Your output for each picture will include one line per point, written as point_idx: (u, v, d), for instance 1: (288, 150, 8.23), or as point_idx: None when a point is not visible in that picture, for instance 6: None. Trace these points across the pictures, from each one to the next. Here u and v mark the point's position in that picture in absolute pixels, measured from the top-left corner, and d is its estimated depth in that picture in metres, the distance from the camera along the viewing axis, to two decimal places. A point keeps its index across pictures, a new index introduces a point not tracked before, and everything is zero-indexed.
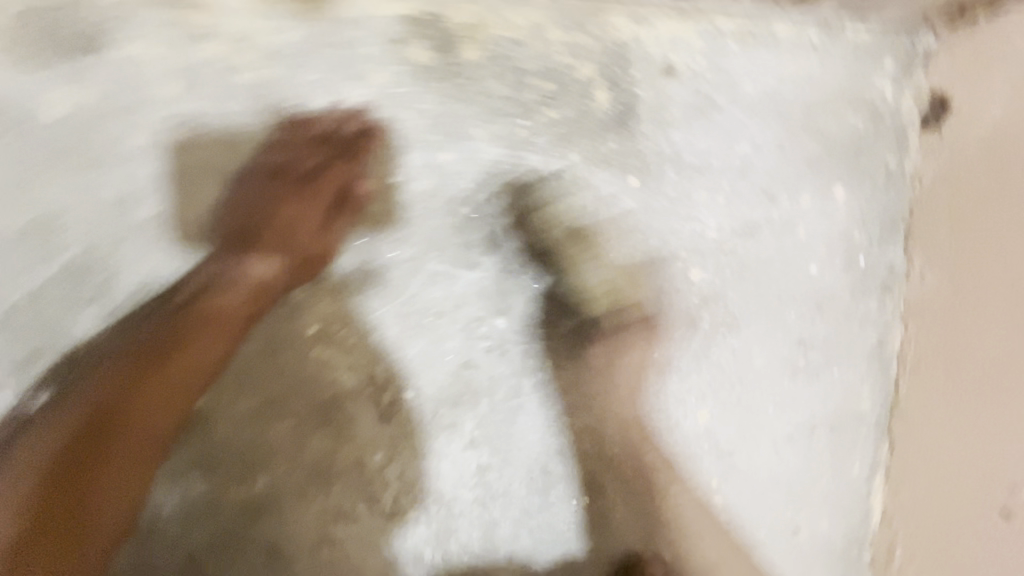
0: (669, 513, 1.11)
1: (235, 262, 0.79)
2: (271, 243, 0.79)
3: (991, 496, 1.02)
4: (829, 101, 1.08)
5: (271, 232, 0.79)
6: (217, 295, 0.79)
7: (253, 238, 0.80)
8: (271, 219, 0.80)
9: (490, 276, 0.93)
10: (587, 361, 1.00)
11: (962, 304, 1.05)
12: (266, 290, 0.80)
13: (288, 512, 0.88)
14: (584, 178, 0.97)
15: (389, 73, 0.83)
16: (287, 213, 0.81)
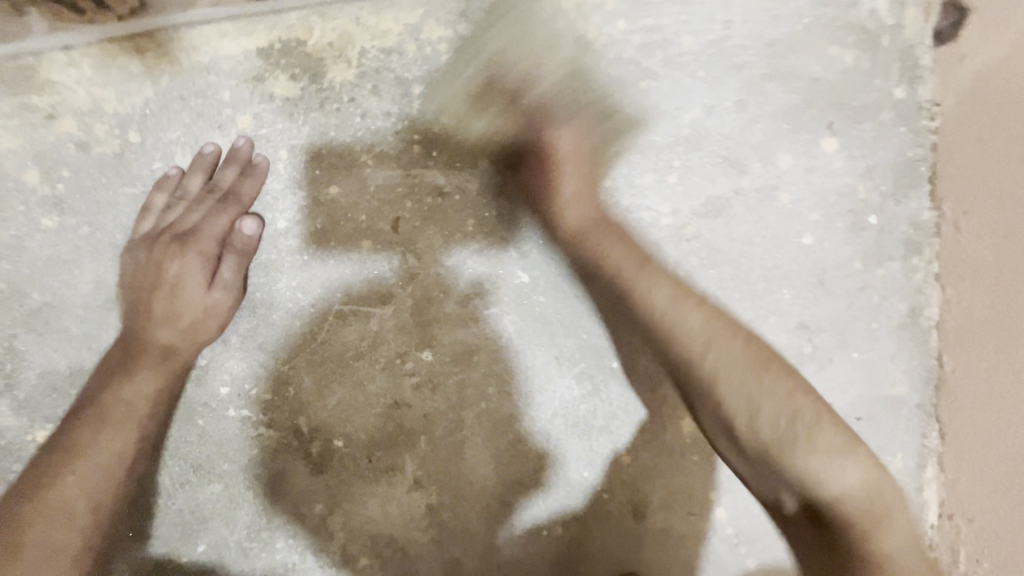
0: (662, 535, 1.00)
1: (173, 277, 0.75)
2: (193, 251, 0.75)
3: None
4: (791, 45, 0.95)
5: (190, 241, 0.75)
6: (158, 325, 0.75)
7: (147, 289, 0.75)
8: (187, 232, 0.76)
9: (406, 307, 0.86)
10: (535, 381, 0.91)
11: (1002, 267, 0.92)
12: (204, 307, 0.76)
13: (336, 531, 0.87)
14: (499, 183, 0.87)
15: (252, 114, 0.77)
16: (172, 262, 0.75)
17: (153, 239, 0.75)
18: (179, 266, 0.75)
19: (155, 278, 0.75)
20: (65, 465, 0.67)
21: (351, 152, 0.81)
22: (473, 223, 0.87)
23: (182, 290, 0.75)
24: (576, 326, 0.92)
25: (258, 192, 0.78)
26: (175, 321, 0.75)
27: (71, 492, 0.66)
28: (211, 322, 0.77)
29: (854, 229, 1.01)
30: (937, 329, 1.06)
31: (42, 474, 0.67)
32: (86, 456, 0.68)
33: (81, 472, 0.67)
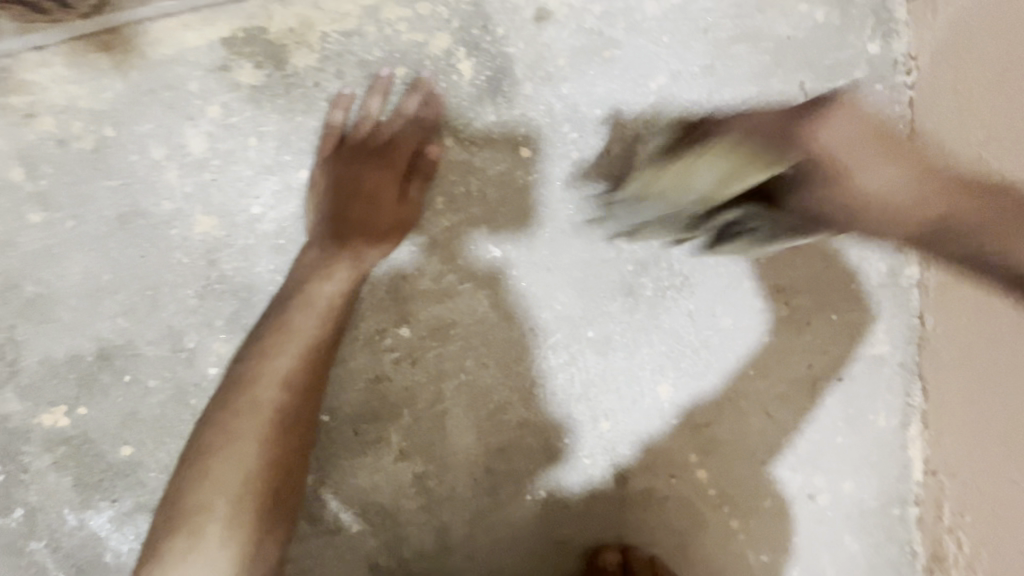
0: (644, 498, 1.02)
1: (333, 198, 0.82)
2: (345, 166, 0.82)
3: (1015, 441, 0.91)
4: (754, 6, 0.94)
5: (346, 162, 0.82)
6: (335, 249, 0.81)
7: (345, 212, 0.82)
8: (337, 159, 0.82)
9: (382, 285, 0.89)
10: (512, 353, 0.94)
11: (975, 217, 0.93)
12: (368, 221, 0.83)
13: (333, 490, 0.92)
14: (467, 160, 0.88)
15: (220, 104, 0.80)
16: (370, 176, 0.83)
17: (336, 188, 0.82)
18: (340, 184, 0.82)
19: (344, 197, 0.82)
20: (227, 463, 0.74)
21: (374, 128, 0.84)
22: (443, 200, 0.89)
23: (382, 215, 0.83)
24: (550, 298, 0.95)
25: (385, 109, 0.84)
26: (350, 237, 0.82)
27: (240, 496, 0.73)
28: (373, 251, 0.83)
29: None
30: (919, 287, 1.07)
31: (206, 473, 0.73)
32: (240, 460, 0.74)
33: (243, 468, 0.74)
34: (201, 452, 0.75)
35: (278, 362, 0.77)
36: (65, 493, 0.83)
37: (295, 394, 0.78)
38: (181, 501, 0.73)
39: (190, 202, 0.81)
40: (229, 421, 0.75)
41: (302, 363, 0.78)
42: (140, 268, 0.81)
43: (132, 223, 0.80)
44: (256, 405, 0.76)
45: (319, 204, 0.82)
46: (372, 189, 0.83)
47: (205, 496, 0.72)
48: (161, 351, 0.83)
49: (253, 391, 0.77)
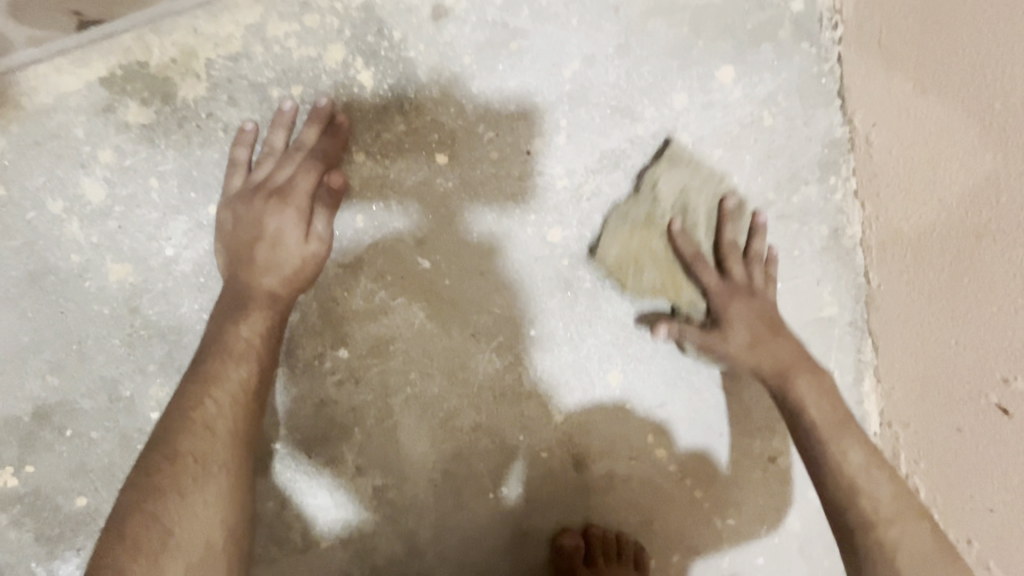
0: (606, 481, 1.04)
1: (246, 233, 0.79)
2: (255, 200, 0.79)
3: (965, 387, 0.89)
4: None
5: (252, 195, 0.79)
6: (252, 287, 0.79)
7: (253, 250, 0.79)
8: (246, 192, 0.79)
9: (313, 307, 0.89)
10: (455, 360, 0.94)
11: (916, 169, 0.90)
12: (282, 254, 0.79)
13: (298, 510, 0.95)
14: (381, 173, 0.86)
15: (112, 148, 0.78)
16: (275, 208, 0.79)
17: (242, 230, 0.79)
18: (251, 217, 0.79)
19: (256, 232, 0.79)
20: (175, 500, 0.66)
21: (279, 155, 0.81)
22: (362, 217, 0.88)
23: (286, 254, 0.79)
24: (487, 302, 0.93)
25: (288, 138, 0.81)
26: (265, 273, 0.79)
27: (200, 529, 0.66)
28: (289, 292, 0.80)
29: (761, 160, 0.99)
30: (862, 247, 1.04)
31: (155, 513, 0.64)
32: (194, 491, 0.67)
33: (199, 501, 0.67)
34: (143, 494, 0.65)
35: (219, 393, 0.73)
36: (28, 550, 0.84)
37: (247, 422, 0.75)
38: (120, 553, 0.61)
39: (99, 251, 0.79)
40: (169, 441, 0.69)
41: (244, 394, 0.75)
42: (60, 324, 0.80)
43: (43, 279, 0.79)
44: (201, 418, 0.71)
45: (228, 249, 0.80)
46: (280, 224, 0.79)
47: (157, 539, 0.63)
48: (97, 403, 0.82)
49: (197, 422, 0.71)
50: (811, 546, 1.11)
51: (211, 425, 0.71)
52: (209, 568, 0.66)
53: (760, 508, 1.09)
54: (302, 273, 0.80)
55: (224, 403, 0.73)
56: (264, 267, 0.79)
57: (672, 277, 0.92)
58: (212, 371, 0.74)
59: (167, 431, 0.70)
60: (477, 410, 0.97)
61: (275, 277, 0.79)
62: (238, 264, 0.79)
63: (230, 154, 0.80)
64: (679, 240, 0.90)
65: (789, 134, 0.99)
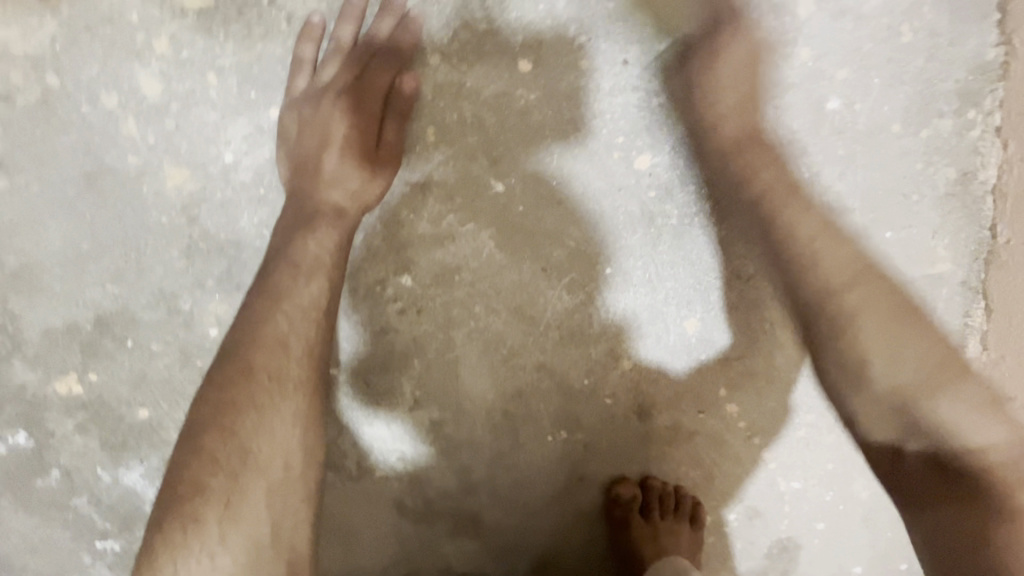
0: (669, 433, 0.99)
1: (310, 139, 0.72)
2: (322, 103, 0.72)
3: None
4: None
5: (319, 98, 0.72)
6: (317, 201, 0.72)
7: (318, 158, 0.72)
8: (312, 94, 0.72)
9: (376, 230, 0.82)
10: (523, 295, 0.87)
11: None
12: (352, 163, 0.72)
13: (352, 438, 0.92)
14: (456, 80, 0.77)
15: (167, 36, 0.70)
16: (344, 112, 0.72)
17: (308, 136, 0.72)
18: (317, 122, 0.72)
19: (322, 138, 0.71)
20: (251, 419, 0.63)
21: (346, 54, 0.72)
22: (432, 130, 0.78)
23: (354, 166, 0.72)
24: (562, 234, 0.85)
25: (356, 34, 0.72)
26: (333, 185, 0.72)
27: (276, 451, 0.64)
28: (358, 207, 0.73)
29: (891, 84, 0.84)
30: (993, 194, 0.90)
31: (231, 430, 0.63)
32: (270, 412, 0.64)
33: (275, 422, 0.64)
34: (220, 410, 0.63)
35: (290, 309, 0.67)
36: (94, 455, 0.85)
37: (323, 340, 0.69)
38: (199, 465, 0.61)
39: (156, 153, 0.73)
40: (239, 360, 0.65)
41: (317, 311, 0.69)
42: (118, 231, 0.76)
43: (99, 181, 0.74)
44: (268, 338, 0.66)
45: (291, 158, 0.73)
46: (349, 130, 0.72)
47: (235, 457, 0.62)
48: (157, 314, 0.79)
49: (271, 337, 0.66)
50: (879, 515, 1.04)
51: (281, 340, 0.66)
52: (290, 489, 0.64)
53: (829, 473, 1.02)
54: (375, 187, 0.73)
55: (292, 321, 0.67)
56: (332, 178, 0.72)
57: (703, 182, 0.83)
58: (281, 285, 0.68)
59: (237, 343, 0.66)
60: (544, 349, 0.90)
61: (340, 189, 0.72)
62: (303, 174, 0.72)
63: (294, 50, 0.72)
64: None
65: (930, 53, 0.84)
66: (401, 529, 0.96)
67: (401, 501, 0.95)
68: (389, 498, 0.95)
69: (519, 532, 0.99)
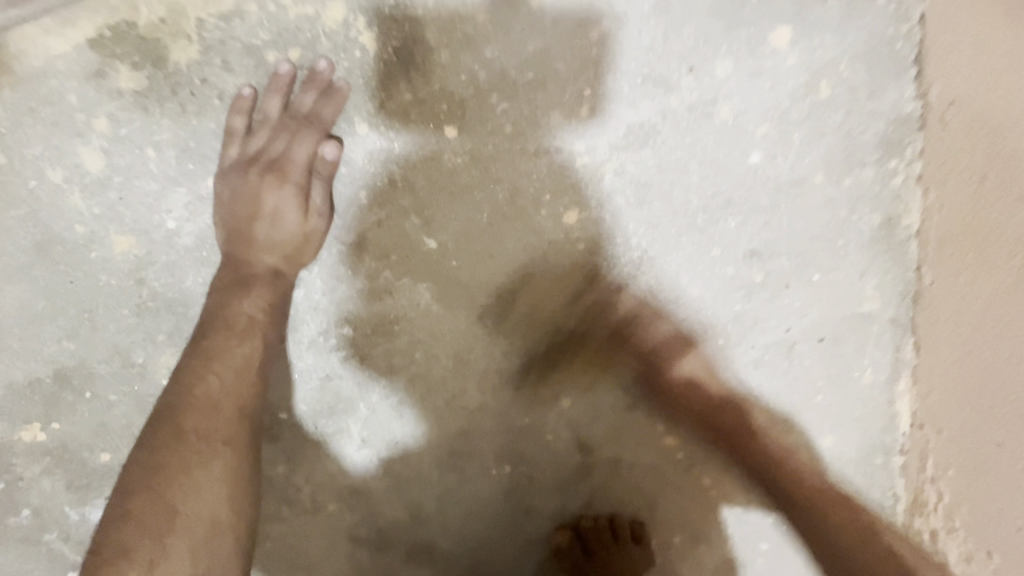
0: (610, 465, 1.03)
1: (240, 208, 0.77)
2: (249, 174, 0.76)
3: (988, 421, 0.86)
4: None
5: (246, 170, 0.76)
6: (250, 266, 0.78)
7: (247, 226, 0.77)
8: (240, 166, 0.76)
9: (316, 285, 0.87)
10: (460, 341, 0.91)
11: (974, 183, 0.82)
12: (281, 230, 0.77)
13: (304, 475, 0.97)
14: (386, 148, 0.80)
15: (106, 115, 0.74)
16: (270, 183, 0.76)
17: (240, 206, 0.76)
18: (246, 192, 0.76)
19: (250, 207, 0.76)
20: (180, 475, 0.66)
21: (274, 126, 0.76)
22: (365, 192, 0.82)
23: (284, 231, 0.77)
24: (496, 286, 0.89)
25: (284, 107, 0.76)
26: (264, 251, 0.78)
27: (203, 505, 0.66)
28: (291, 267, 0.79)
29: (810, 138, 0.88)
30: (918, 238, 0.94)
31: (161, 489, 0.65)
32: (199, 467, 0.68)
33: (204, 478, 0.68)
34: (150, 471, 0.66)
35: (223, 368, 0.73)
36: (61, 497, 0.90)
37: (252, 397, 0.76)
38: (125, 529, 0.61)
39: (102, 223, 0.78)
40: (172, 420, 0.69)
41: (251, 367, 0.76)
42: (71, 293, 0.81)
43: (51, 249, 0.79)
44: (198, 400, 0.71)
45: (226, 226, 0.77)
46: (277, 200, 0.77)
47: (163, 517, 0.63)
48: (113, 368, 0.85)
49: (200, 395, 0.71)
50: None
51: (214, 400, 0.72)
52: (214, 546, 0.66)
53: (767, 498, 1.07)
54: (307, 250, 0.79)
55: (221, 382, 0.73)
56: (265, 244, 0.77)
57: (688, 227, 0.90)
58: (214, 346, 0.74)
59: (172, 405, 0.71)
60: (486, 390, 0.95)
61: (271, 254, 0.78)
62: (237, 241, 0.77)
63: (226, 124, 0.76)
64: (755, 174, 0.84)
65: (849, 107, 0.87)
66: (358, 560, 1.01)
67: (354, 533, 1.00)
68: (342, 530, 1.00)
69: (468, 558, 1.04)
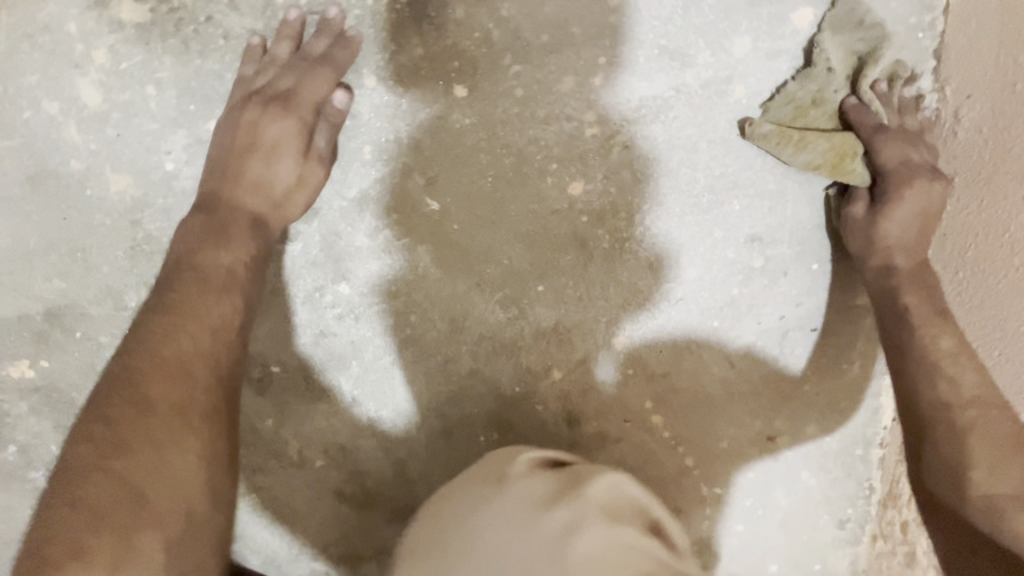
0: (598, 439, 1.04)
1: (234, 141, 0.74)
2: (251, 107, 0.73)
3: None
4: None
5: (249, 101, 0.73)
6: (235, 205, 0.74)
7: (241, 162, 0.74)
8: (242, 98, 0.73)
9: (315, 241, 0.86)
10: (457, 306, 0.91)
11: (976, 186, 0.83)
12: (274, 171, 0.74)
13: (293, 430, 0.97)
14: (393, 103, 0.79)
15: (107, 48, 0.72)
16: (271, 119, 0.73)
17: (236, 139, 0.73)
18: (243, 125, 0.73)
19: (246, 139, 0.73)
20: (154, 458, 0.60)
21: (281, 68, 0.73)
22: (370, 148, 0.81)
23: (280, 174, 0.74)
24: (496, 253, 0.89)
25: (292, 51, 0.74)
26: (252, 191, 0.74)
27: (180, 487, 0.61)
28: (275, 215, 0.76)
29: None
30: None
31: (129, 471, 0.58)
32: (176, 447, 0.61)
33: (179, 457, 0.61)
34: (113, 450, 0.59)
35: (197, 329, 0.68)
36: (47, 436, 0.90)
37: (227, 362, 0.69)
38: (74, 519, 0.55)
39: (99, 160, 0.76)
40: (135, 391, 0.63)
41: (228, 331, 0.70)
42: (64, 230, 0.79)
43: (44, 183, 0.77)
44: (166, 368, 0.65)
45: (218, 158, 0.74)
46: (277, 136, 0.73)
47: (128, 504, 0.57)
48: (103, 310, 0.83)
49: (169, 361, 0.65)
50: (794, 520, 1.11)
51: (187, 365, 0.66)
52: (194, 532, 0.61)
53: (748, 481, 1.09)
54: (290, 202, 0.76)
55: (192, 346, 0.67)
56: (252, 184, 0.74)
57: (841, 147, 0.81)
58: (187, 304, 0.68)
59: (135, 371, 0.64)
60: (480, 356, 0.95)
61: (256, 195, 0.74)
62: (222, 176, 0.74)
63: (231, 66, 0.74)
64: (855, 116, 0.81)
65: None
66: (340, 517, 1.02)
67: (339, 490, 1.01)
68: (327, 486, 1.00)
69: None
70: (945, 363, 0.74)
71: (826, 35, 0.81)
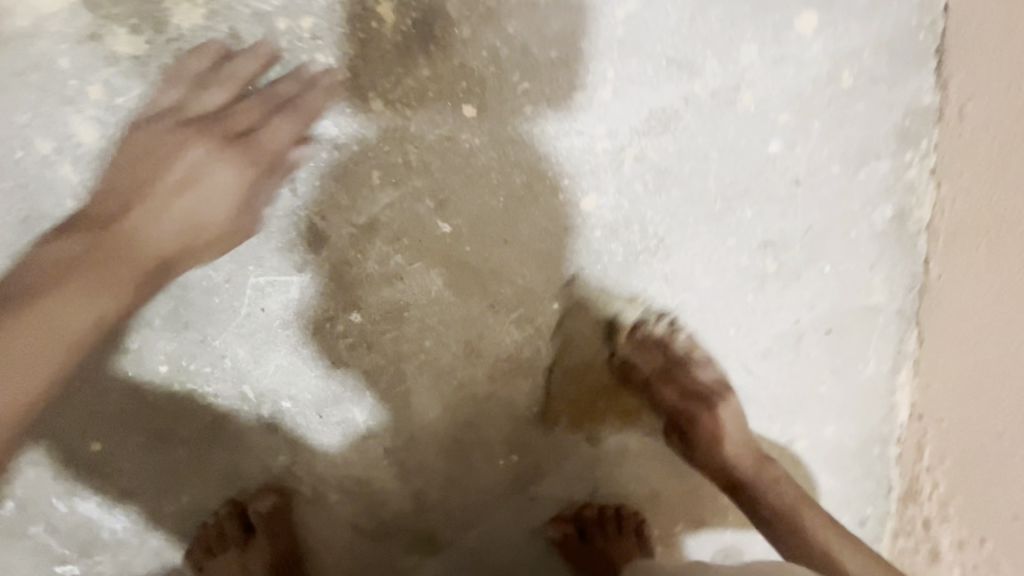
0: (618, 454, 1.03)
1: (191, 165, 0.72)
2: (227, 134, 0.72)
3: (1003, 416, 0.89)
4: None
5: (223, 126, 0.72)
6: (130, 233, 0.73)
7: (174, 192, 0.73)
8: (221, 120, 0.72)
9: (323, 271, 0.82)
10: (472, 329, 0.89)
11: (988, 178, 0.83)
12: (189, 212, 0.74)
13: (305, 466, 0.93)
14: (400, 125, 0.77)
15: (102, 82, 0.69)
16: (228, 154, 0.72)
17: (167, 164, 0.72)
18: (213, 149, 0.72)
19: (195, 167, 0.72)
20: None
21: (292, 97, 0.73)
22: (379, 173, 0.78)
23: (203, 211, 0.74)
24: (510, 273, 0.87)
25: (296, 79, 0.73)
26: (145, 238, 0.73)
27: None
28: (194, 246, 0.75)
29: (831, 128, 0.87)
30: (927, 232, 0.96)
31: None
32: None
33: None
34: None
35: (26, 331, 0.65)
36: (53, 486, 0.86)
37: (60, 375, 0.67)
38: None
39: (97, 199, 0.73)
40: None
41: (74, 348, 0.68)
42: None
43: (38, 226, 0.73)
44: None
45: (171, 178, 0.72)
46: (186, 177, 0.73)
47: None
48: (106, 349, 0.81)
49: (7, 366, 0.63)
50: None
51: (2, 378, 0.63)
52: None
53: None
54: (202, 245, 0.76)
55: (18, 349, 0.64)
56: (172, 216, 0.73)
57: (634, 344, 0.93)
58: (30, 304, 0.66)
59: None
60: (496, 378, 0.93)
61: (162, 228, 0.73)
62: (150, 189, 0.72)
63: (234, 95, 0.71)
64: (640, 352, 0.94)
65: (868, 98, 0.87)
66: (359, 549, 0.99)
67: (355, 523, 0.98)
68: (343, 520, 0.97)
69: (472, 547, 1.03)
70: (833, 551, 0.87)
71: (700, 265, 0.92)
